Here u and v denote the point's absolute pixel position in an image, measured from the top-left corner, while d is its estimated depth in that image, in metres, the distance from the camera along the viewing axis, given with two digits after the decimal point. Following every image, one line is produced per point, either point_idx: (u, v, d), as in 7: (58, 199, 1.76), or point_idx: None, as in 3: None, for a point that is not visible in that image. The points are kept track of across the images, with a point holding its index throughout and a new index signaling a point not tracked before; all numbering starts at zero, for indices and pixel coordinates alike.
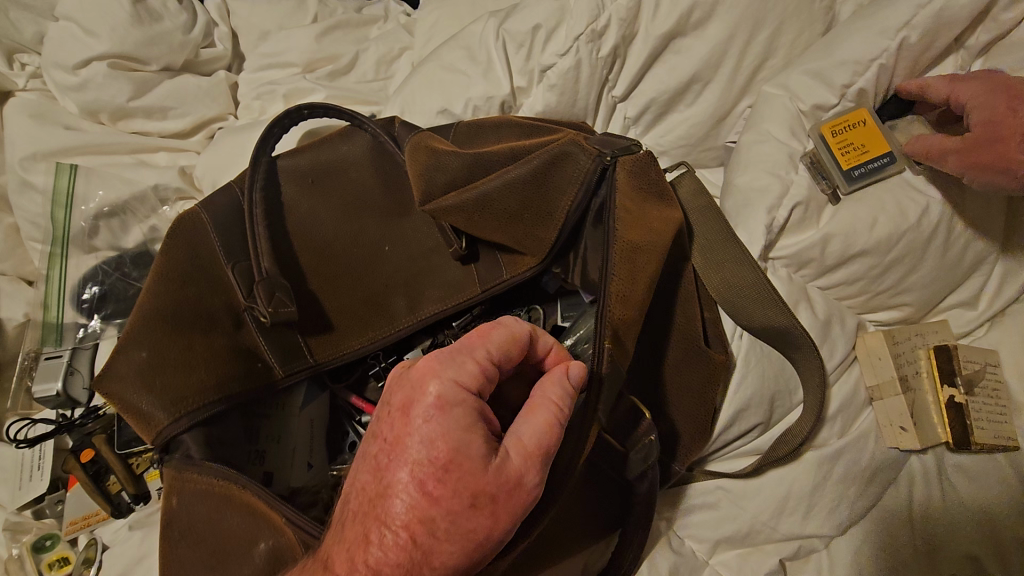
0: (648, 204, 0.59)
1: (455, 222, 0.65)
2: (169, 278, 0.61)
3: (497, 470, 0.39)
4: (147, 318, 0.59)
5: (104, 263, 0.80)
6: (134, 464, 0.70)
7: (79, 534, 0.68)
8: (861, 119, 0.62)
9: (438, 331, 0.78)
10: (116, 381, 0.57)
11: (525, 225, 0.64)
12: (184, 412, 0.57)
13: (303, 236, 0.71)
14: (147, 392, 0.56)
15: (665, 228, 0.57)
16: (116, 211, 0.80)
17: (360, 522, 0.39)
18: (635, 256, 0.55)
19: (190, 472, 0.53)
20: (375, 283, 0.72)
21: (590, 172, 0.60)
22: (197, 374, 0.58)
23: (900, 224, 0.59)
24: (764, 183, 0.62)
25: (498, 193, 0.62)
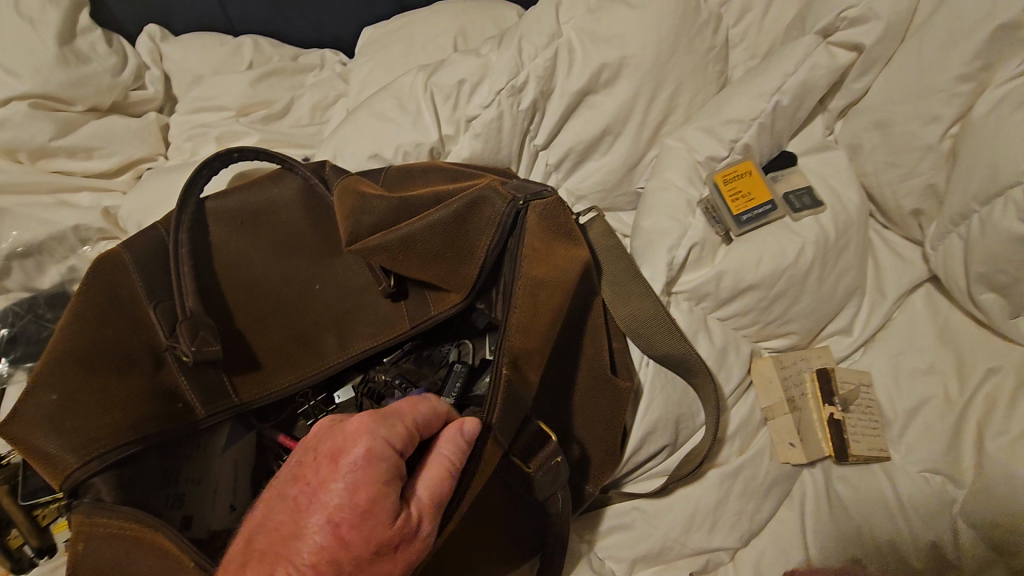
0: (558, 244, 0.65)
1: (381, 261, 0.67)
2: (85, 319, 0.60)
3: (401, 525, 0.42)
4: (60, 359, 0.58)
5: (15, 305, 0.77)
6: (39, 516, 0.66)
7: None
8: (747, 170, 0.71)
9: (370, 368, 0.80)
10: (21, 424, 0.55)
11: (449, 264, 0.68)
12: (95, 454, 0.56)
13: (231, 275, 0.72)
14: (56, 434, 0.55)
15: (571, 265, 0.63)
16: (30, 252, 0.77)
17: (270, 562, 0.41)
18: (540, 290, 0.59)
19: (97, 515, 0.52)
20: (304, 321, 0.74)
21: (506, 214, 0.64)
22: (111, 414, 0.57)
23: (781, 261, 0.67)
24: (665, 226, 0.69)
25: (422, 234, 0.66)
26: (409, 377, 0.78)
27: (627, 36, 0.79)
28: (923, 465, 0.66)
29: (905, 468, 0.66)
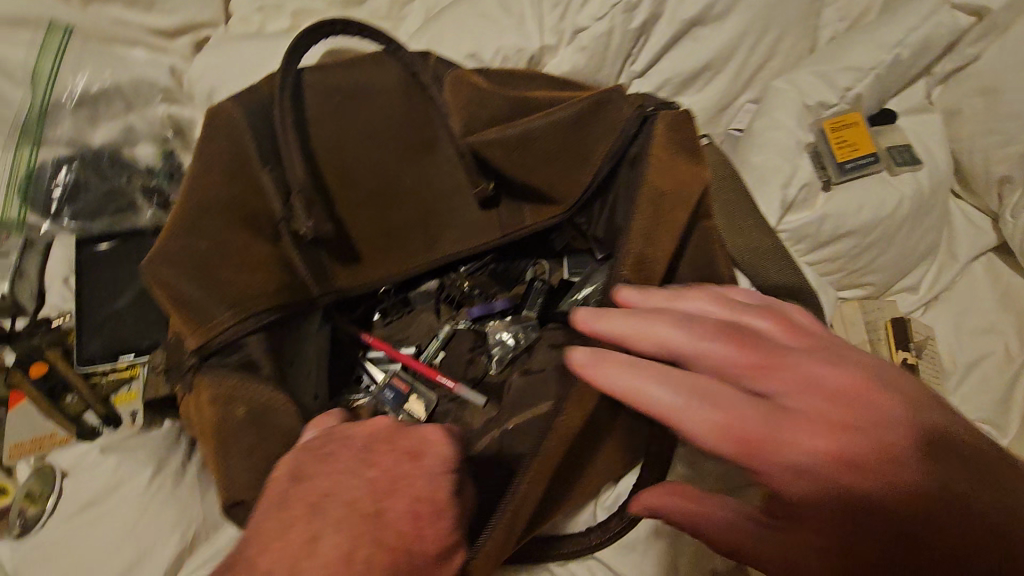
0: (683, 160, 0.60)
1: (495, 157, 0.64)
2: (214, 171, 0.56)
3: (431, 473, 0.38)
4: (191, 210, 0.54)
5: (80, 155, 0.70)
6: (100, 385, 0.61)
7: (24, 460, 0.59)
8: (853, 121, 0.72)
9: (446, 276, 0.76)
10: (158, 270, 0.52)
11: (563, 169, 0.65)
12: (239, 313, 0.53)
13: (329, 155, 0.67)
14: (196, 287, 0.52)
15: (694, 183, 0.58)
16: (102, 98, 0.70)
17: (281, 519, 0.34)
18: (672, 202, 0.56)
19: (229, 380, 0.50)
20: (393, 216, 0.70)
21: (630, 120, 0.62)
22: (247, 275, 0.54)
23: (881, 212, 0.70)
24: (776, 164, 0.69)
25: (541, 132, 0.62)
26: (489, 290, 0.76)
27: None
28: (976, 412, 0.71)
29: (960, 415, 0.72)
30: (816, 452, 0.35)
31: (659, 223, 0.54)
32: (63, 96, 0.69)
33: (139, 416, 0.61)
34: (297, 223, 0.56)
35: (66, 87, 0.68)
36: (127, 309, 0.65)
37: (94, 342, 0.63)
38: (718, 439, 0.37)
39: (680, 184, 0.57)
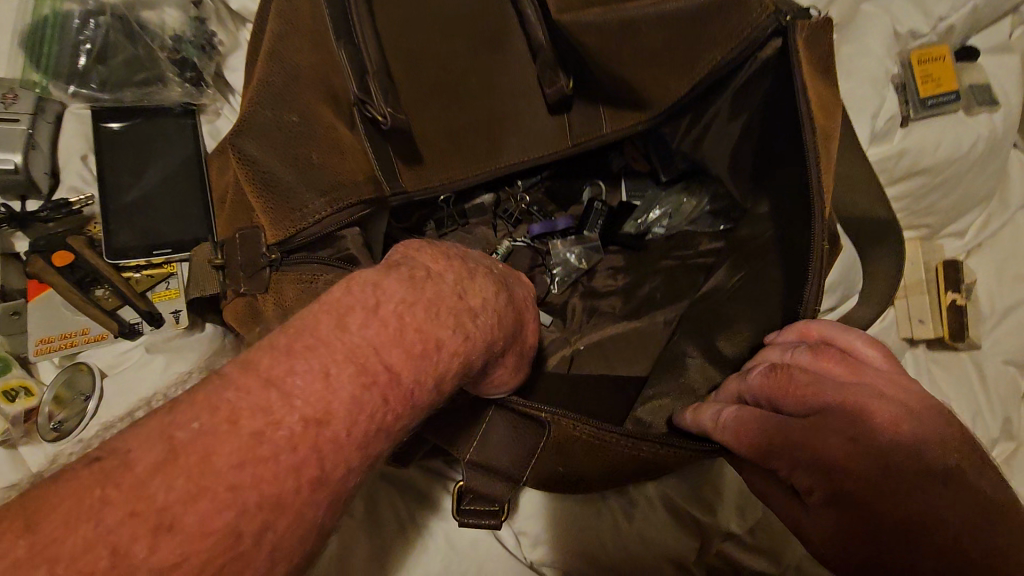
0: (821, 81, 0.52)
1: (590, 45, 0.58)
2: (292, 40, 0.51)
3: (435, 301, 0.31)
4: (271, 87, 0.50)
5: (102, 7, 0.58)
6: (134, 281, 0.54)
7: (50, 358, 0.52)
8: (943, 54, 0.69)
9: (500, 189, 0.71)
10: (251, 138, 0.49)
11: (659, 72, 0.57)
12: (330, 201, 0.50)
13: (396, 36, 0.59)
14: (282, 164, 0.49)
15: (833, 113, 0.51)
16: None
17: (337, 326, 0.27)
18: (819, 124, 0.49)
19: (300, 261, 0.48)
20: (463, 117, 0.64)
21: (755, 31, 0.50)
22: (333, 161, 0.51)
23: (956, 151, 0.69)
24: (864, 93, 0.67)
25: (650, 25, 0.54)
26: (547, 207, 0.71)
27: None
28: (1007, 355, 0.74)
29: (993, 357, 0.74)
30: (842, 444, 0.34)
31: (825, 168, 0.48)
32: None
33: (181, 316, 0.54)
34: (374, 106, 0.51)
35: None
36: (156, 191, 0.56)
37: (124, 230, 0.54)
38: (810, 448, 0.35)
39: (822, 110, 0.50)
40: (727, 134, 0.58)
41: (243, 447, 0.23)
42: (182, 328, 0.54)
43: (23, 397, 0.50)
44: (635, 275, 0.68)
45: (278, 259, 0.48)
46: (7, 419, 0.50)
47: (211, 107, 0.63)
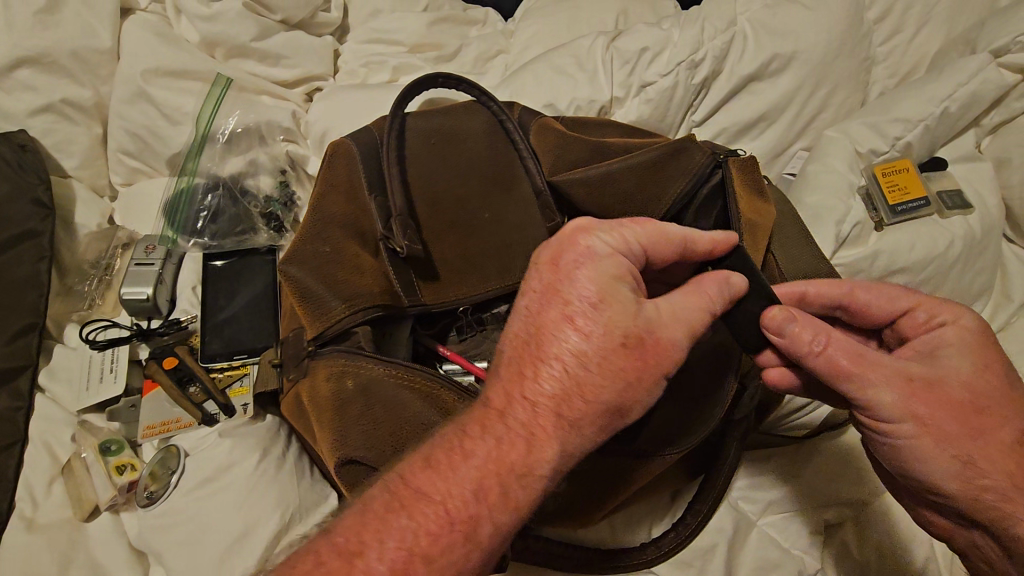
0: (754, 201, 0.65)
1: (577, 194, 0.70)
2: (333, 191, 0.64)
3: (644, 318, 0.42)
4: None
5: (224, 180, 0.83)
6: (217, 380, 0.70)
7: (152, 440, 0.66)
8: (905, 167, 0.77)
9: (484, 310, 0.82)
10: (296, 266, 0.54)
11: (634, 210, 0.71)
12: (358, 308, 0.54)
13: (423, 187, 0.78)
14: (324, 286, 0.54)
15: (767, 216, 0.64)
16: (248, 133, 0.84)
17: (467, 461, 0.40)
18: (754, 232, 0.61)
19: (358, 361, 0.52)
20: (489, 240, 0.80)
21: (700, 166, 0.67)
22: (366, 279, 0.57)
23: (931, 251, 0.74)
24: (832, 204, 0.75)
25: (620, 173, 0.69)
26: None
27: (802, 32, 0.85)
28: None
29: None
30: (947, 331, 0.50)
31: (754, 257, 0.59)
32: (217, 133, 0.83)
33: (249, 407, 0.69)
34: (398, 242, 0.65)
35: (220, 126, 0.82)
36: (242, 312, 0.74)
37: (214, 340, 0.72)
38: (961, 347, 0.50)
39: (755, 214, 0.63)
40: None
41: (456, 502, 0.39)
42: (249, 416, 0.68)
43: (129, 471, 0.64)
44: None
45: (315, 349, 0.54)
46: (116, 488, 0.63)
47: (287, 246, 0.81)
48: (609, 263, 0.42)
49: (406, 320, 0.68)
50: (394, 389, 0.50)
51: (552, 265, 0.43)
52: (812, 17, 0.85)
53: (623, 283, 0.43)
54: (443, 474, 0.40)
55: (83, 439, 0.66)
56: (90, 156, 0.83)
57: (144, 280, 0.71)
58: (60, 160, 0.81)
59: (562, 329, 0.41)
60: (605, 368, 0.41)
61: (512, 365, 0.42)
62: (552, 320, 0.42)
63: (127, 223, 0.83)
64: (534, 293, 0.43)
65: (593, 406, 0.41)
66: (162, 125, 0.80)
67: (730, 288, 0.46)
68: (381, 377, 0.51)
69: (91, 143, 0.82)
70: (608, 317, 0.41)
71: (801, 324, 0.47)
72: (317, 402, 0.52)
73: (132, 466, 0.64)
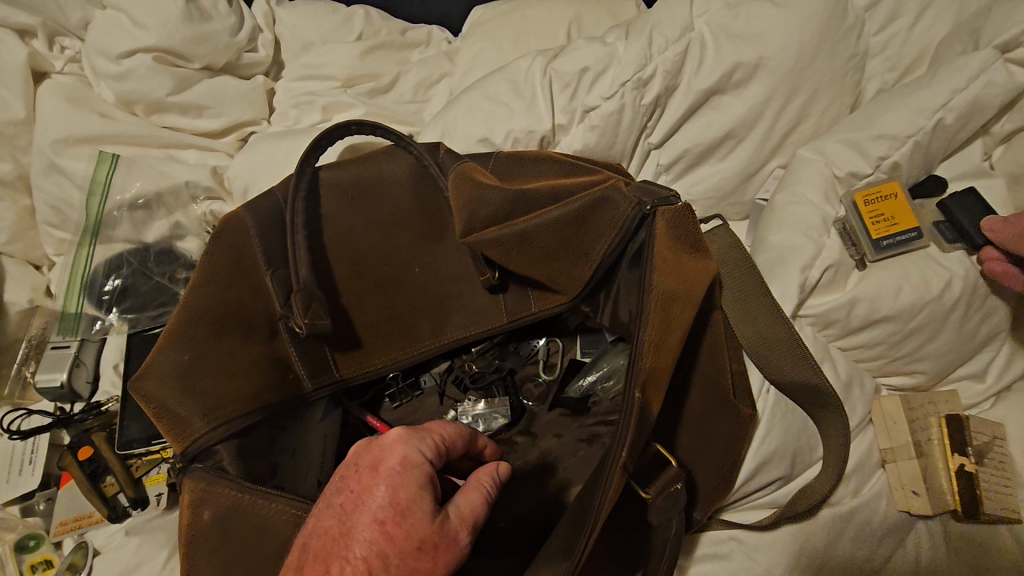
0: (683, 256, 0.57)
1: (492, 255, 0.65)
2: (214, 279, 0.59)
3: (441, 524, 0.44)
4: (189, 320, 0.56)
5: (130, 253, 0.78)
6: (133, 467, 0.67)
7: (66, 536, 0.65)
8: (893, 192, 0.64)
9: (422, 371, 0.77)
10: (152, 380, 0.54)
11: (556, 267, 0.65)
12: (221, 421, 0.54)
13: (340, 247, 0.71)
14: (186, 396, 0.53)
15: (699, 281, 0.55)
16: (148, 204, 0.79)
17: None
18: (670, 306, 0.52)
19: (218, 484, 0.49)
20: (420, 296, 0.73)
21: (628, 219, 0.59)
22: (236, 381, 0.56)
23: (922, 294, 0.62)
24: (798, 244, 0.64)
25: (538, 232, 0.62)
26: (487, 388, 0.75)
27: (770, 34, 0.73)
28: None
29: None
30: None
31: (654, 344, 0.49)
32: (113, 208, 0.77)
33: (164, 497, 0.66)
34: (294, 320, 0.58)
35: (118, 192, 0.77)
36: None
37: (131, 425, 0.69)
38: None
39: (683, 282, 0.54)
40: (625, 304, 0.63)
41: None
42: (162, 507, 0.66)
43: (43, 569, 0.64)
44: (578, 439, 0.72)
45: (184, 465, 0.52)
46: None
47: None
48: (416, 464, 0.46)
49: (314, 402, 0.63)
50: (255, 517, 0.48)
51: (366, 468, 0.46)
52: (781, 15, 0.73)
53: (425, 495, 0.45)
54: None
55: (3, 535, 0.66)
56: (17, 229, 0.80)
57: (58, 365, 0.69)
58: None
59: (363, 532, 0.42)
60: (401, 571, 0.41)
61: (314, 565, 0.42)
62: (365, 522, 0.43)
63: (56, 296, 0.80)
64: (347, 494, 0.45)
65: None
66: (76, 196, 0.78)
67: (499, 482, 0.52)
68: (246, 503, 0.48)
69: (18, 216, 0.80)
70: (409, 516, 0.43)
71: (1010, 225, 0.59)
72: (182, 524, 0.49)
73: (44, 565, 0.63)
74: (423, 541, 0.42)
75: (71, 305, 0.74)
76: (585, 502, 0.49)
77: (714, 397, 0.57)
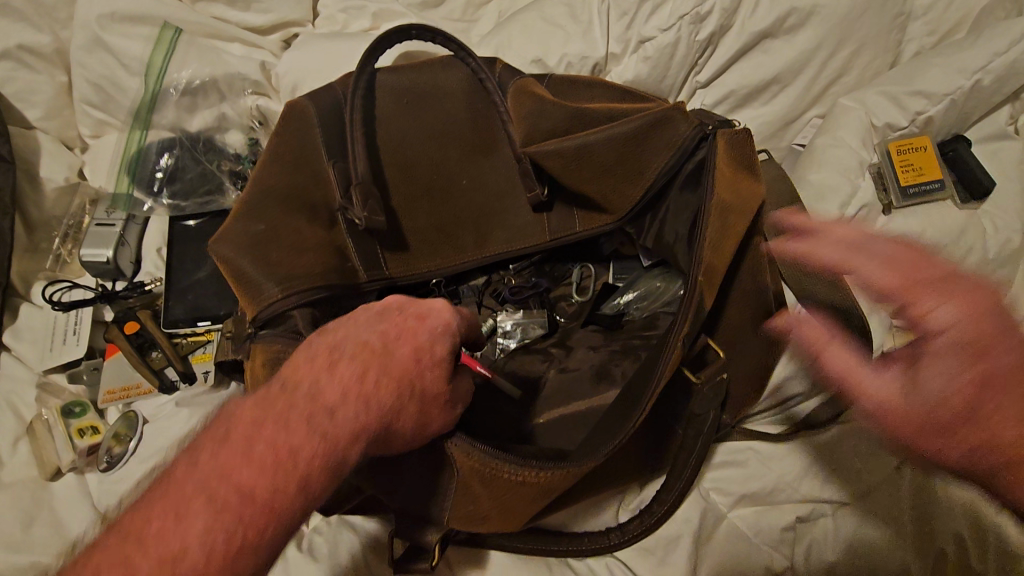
0: (741, 177, 0.60)
1: (551, 167, 0.67)
2: (283, 161, 0.61)
3: (428, 355, 0.39)
4: (262, 195, 0.59)
5: (181, 138, 0.78)
6: (179, 345, 0.69)
7: (114, 405, 0.67)
8: (923, 145, 0.69)
9: (463, 282, 0.79)
10: (226, 245, 0.56)
11: (610, 186, 0.68)
12: (290, 289, 0.55)
13: (394, 150, 0.72)
14: (257, 262, 0.55)
15: (752, 198, 0.59)
16: (203, 89, 0.78)
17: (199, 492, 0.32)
18: (726, 215, 0.55)
19: (291, 343, 0.51)
20: (465, 207, 0.75)
21: (687, 139, 0.63)
22: (305, 256, 0.57)
23: (943, 239, 0.67)
24: (836, 184, 0.67)
25: (599, 146, 0.64)
26: (524, 301, 0.79)
27: None
28: None
29: None
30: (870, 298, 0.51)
31: (711, 246, 0.53)
32: (169, 88, 0.77)
33: (211, 375, 0.68)
34: (353, 212, 0.59)
35: (173, 77, 0.77)
36: (207, 279, 0.72)
37: (177, 304, 0.70)
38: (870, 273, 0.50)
39: (740, 205, 0.57)
40: (672, 226, 0.68)
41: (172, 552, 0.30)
42: (209, 384, 0.68)
43: (90, 434, 0.65)
44: (613, 351, 0.72)
45: (254, 332, 0.54)
46: (76, 451, 0.64)
47: None
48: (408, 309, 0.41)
49: (365, 296, 0.65)
50: None
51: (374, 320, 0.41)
52: None
53: (418, 328, 0.40)
54: (188, 491, 0.31)
55: (48, 399, 0.67)
56: (54, 105, 0.79)
57: (105, 242, 0.70)
58: (23, 109, 0.77)
59: (347, 355, 0.37)
60: (381, 390, 0.36)
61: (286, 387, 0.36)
62: (367, 352, 0.37)
63: (98, 180, 0.80)
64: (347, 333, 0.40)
65: (367, 429, 0.35)
66: (123, 76, 0.77)
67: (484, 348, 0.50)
68: None
69: (55, 92, 0.78)
70: (400, 346, 0.39)
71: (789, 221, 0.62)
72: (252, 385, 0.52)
73: (93, 429, 0.64)
74: (408, 365, 0.38)
75: (122, 181, 0.74)
76: (638, 389, 0.53)
77: (756, 311, 0.61)
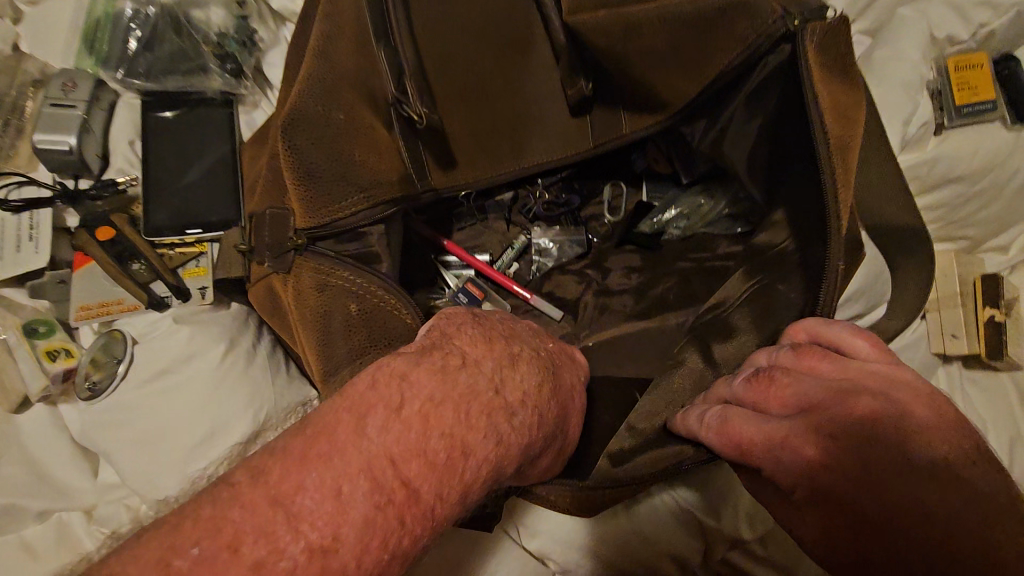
0: (833, 80, 0.50)
1: (599, 46, 0.61)
2: (342, 37, 0.51)
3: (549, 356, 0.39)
4: (316, 78, 0.49)
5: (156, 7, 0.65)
6: (166, 258, 0.58)
7: (90, 324, 0.56)
8: (981, 62, 0.67)
9: (491, 196, 0.70)
10: (291, 133, 0.48)
11: (667, 79, 0.60)
12: (363, 196, 0.51)
13: (422, 31, 0.59)
14: (321, 157, 0.48)
15: (852, 105, 0.50)
16: None
17: (338, 426, 0.25)
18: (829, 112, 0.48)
19: (340, 270, 0.48)
20: (509, 113, 0.65)
21: (759, 39, 0.52)
22: (373, 158, 0.52)
23: (992, 160, 0.67)
24: (898, 98, 0.65)
25: (650, 26, 0.57)
26: (553, 219, 0.70)
27: None
28: None
29: None
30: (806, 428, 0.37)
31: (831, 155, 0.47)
32: None
33: (208, 292, 0.58)
34: (412, 106, 0.51)
35: None
36: (195, 179, 0.60)
37: (162, 209, 0.59)
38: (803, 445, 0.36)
39: (842, 118, 0.49)
40: (742, 135, 0.59)
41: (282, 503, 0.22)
42: (209, 303, 0.58)
43: (63, 357, 0.54)
44: (648, 276, 0.67)
45: (305, 244, 0.49)
46: (48, 377, 0.53)
47: (249, 99, 0.66)
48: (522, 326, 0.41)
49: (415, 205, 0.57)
50: (370, 309, 0.49)
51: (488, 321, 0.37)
52: None
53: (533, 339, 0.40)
54: (338, 473, 0.23)
55: (7, 319, 0.55)
56: None
57: (67, 127, 0.57)
58: None
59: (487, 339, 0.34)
60: (523, 375, 0.32)
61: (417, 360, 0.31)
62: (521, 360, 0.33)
63: (37, 53, 0.65)
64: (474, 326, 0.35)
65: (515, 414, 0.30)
66: None
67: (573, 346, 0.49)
68: (361, 289, 0.48)
69: None
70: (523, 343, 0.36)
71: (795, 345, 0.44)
72: (299, 321, 0.49)
73: (69, 352, 0.54)
74: (538, 362, 0.35)
75: (91, 52, 0.63)
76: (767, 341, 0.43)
77: (851, 243, 0.52)
